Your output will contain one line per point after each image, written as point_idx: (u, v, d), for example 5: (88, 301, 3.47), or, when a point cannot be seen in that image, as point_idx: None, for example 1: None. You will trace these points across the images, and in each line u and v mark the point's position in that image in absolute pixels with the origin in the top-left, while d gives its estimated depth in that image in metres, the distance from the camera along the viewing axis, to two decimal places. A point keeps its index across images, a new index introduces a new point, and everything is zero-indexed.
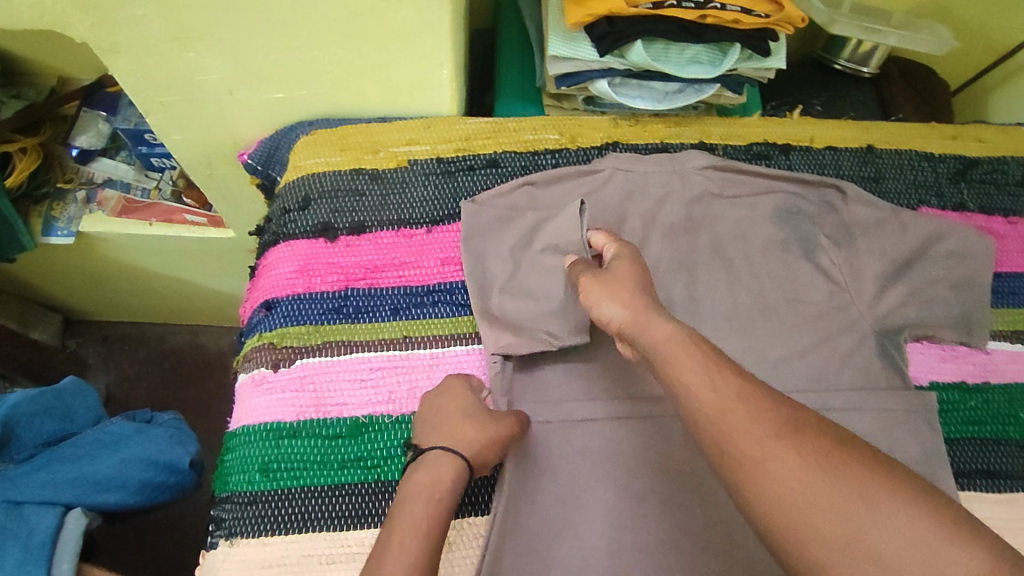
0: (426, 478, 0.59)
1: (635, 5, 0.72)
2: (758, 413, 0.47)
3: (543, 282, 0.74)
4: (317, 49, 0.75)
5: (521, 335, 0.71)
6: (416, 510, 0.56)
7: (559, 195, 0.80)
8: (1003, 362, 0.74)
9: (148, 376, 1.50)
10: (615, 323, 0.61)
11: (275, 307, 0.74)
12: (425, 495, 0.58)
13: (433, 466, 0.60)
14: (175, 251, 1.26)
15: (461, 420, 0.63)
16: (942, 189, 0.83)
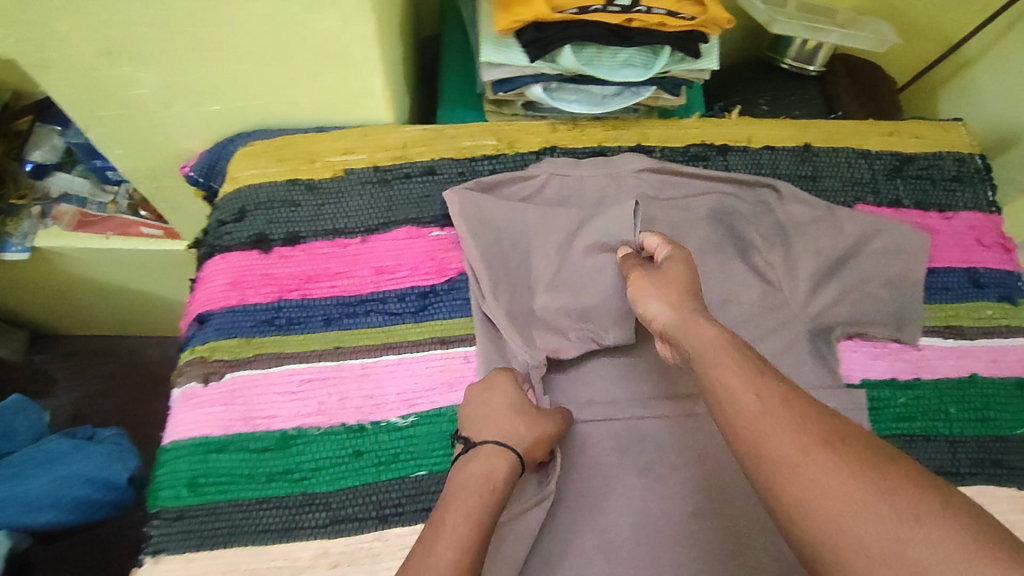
0: (479, 472, 0.60)
1: (561, 10, 0.71)
2: (800, 420, 0.47)
3: (587, 281, 0.75)
4: (245, 61, 0.74)
5: (570, 337, 0.74)
6: (468, 502, 0.57)
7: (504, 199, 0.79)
8: (934, 358, 0.75)
9: (116, 391, 1.46)
10: (660, 322, 0.64)
11: (208, 321, 0.74)
12: (473, 489, 0.58)
13: (488, 459, 0.61)
14: (134, 265, 1.24)
15: (512, 415, 0.64)
16: (879, 186, 0.83)
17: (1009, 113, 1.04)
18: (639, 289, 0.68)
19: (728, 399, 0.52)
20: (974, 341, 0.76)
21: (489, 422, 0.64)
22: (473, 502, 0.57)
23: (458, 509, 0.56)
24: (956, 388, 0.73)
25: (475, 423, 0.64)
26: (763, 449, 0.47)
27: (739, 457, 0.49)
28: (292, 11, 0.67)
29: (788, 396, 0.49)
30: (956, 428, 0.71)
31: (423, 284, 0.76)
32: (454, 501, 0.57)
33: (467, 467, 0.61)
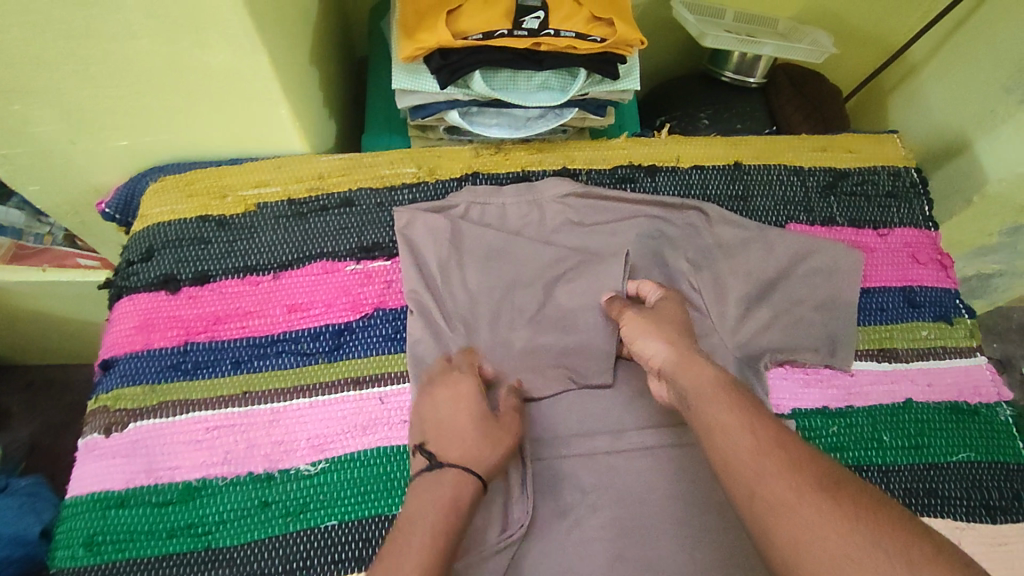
0: (445, 494, 0.56)
1: (465, 36, 0.68)
2: (797, 462, 0.49)
3: (565, 315, 0.74)
4: (142, 96, 0.71)
5: (543, 375, 0.72)
6: (428, 525, 0.53)
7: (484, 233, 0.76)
8: (866, 383, 0.72)
9: (78, 420, 1.30)
10: (656, 361, 0.63)
11: (113, 367, 0.71)
12: (432, 509, 0.54)
13: (456, 483, 0.57)
14: (79, 298, 1.14)
15: (476, 436, 0.61)
16: (811, 204, 0.81)
17: (949, 120, 0.99)
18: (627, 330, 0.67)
19: (722, 437, 0.53)
20: (909, 364, 0.73)
21: (452, 439, 0.61)
22: (432, 527, 0.53)
23: (420, 531, 0.52)
24: (889, 414, 0.70)
25: (441, 438, 0.61)
26: (757, 489, 0.48)
27: (736, 503, 0.50)
28: (180, 47, 0.64)
29: (781, 439, 0.51)
30: (890, 458, 0.68)
31: (338, 321, 0.73)
32: (412, 525, 0.53)
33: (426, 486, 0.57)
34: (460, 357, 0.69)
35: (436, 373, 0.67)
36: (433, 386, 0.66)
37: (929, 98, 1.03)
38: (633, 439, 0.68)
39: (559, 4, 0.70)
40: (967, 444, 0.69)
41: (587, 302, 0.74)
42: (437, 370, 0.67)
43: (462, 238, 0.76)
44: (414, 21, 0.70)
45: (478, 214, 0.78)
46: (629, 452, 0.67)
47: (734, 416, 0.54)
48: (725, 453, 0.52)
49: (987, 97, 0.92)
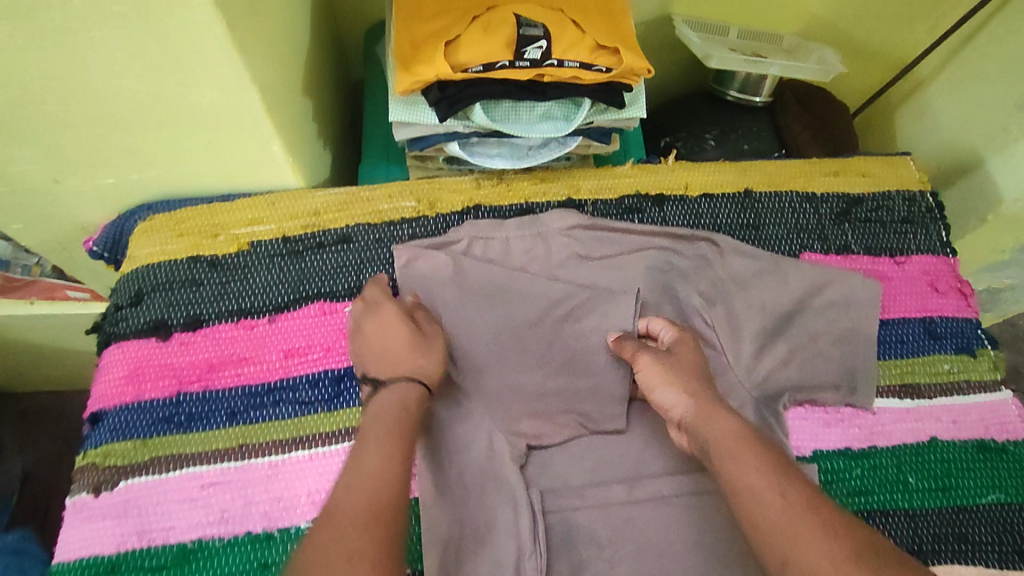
0: (392, 403, 0.58)
1: (464, 68, 0.65)
2: (833, 529, 0.46)
3: (574, 357, 0.71)
4: (128, 134, 0.67)
5: (553, 422, 0.69)
6: (379, 430, 0.55)
7: (488, 270, 0.73)
8: (889, 422, 0.70)
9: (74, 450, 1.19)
10: (677, 413, 0.61)
11: (102, 420, 0.67)
12: (381, 416, 0.56)
13: (401, 390, 0.59)
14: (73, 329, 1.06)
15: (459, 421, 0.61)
16: (825, 232, 0.78)
17: (959, 137, 0.96)
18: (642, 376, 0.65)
19: (749, 495, 0.50)
20: (932, 401, 0.71)
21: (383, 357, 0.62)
22: (382, 432, 0.55)
23: (372, 434, 0.54)
24: (914, 454, 0.68)
25: (376, 360, 0.62)
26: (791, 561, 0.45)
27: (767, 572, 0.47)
28: (166, 86, 0.61)
29: (815, 501, 0.48)
30: (917, 501, 0.66)
31: (337, 366, 0.70)
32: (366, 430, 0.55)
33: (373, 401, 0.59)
34: (372, 288, 0.68)
35: (359, 310, 0.66)
36: (360, 320, 0.65)
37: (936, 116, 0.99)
38: (648, 489, 0.66)
39: (561, 31, 0.66)
40: (997, 485, 0.67)
41: (596, 342, 0.71)
42: (361, 307, 0.66)
43: (463, 273, 0.73)
44: (409, 53, 0.67)
45: (481, 248, 0.75)
46: (644, 502, 0.65)
47: (762, 472, 0.51)
48: (751, 514, 0.49)
49: (1001, 116, 0.88)
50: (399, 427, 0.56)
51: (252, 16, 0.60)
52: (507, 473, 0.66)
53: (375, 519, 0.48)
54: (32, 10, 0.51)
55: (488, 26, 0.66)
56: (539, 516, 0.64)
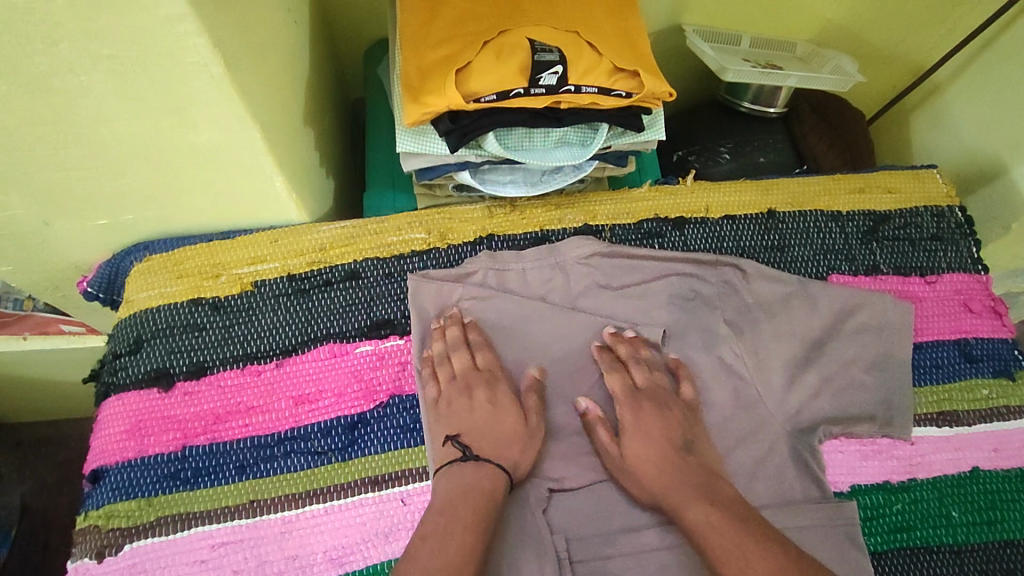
0: (485, 486, 0.59)
1: (477, 98, 0.61)
2: None
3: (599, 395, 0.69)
4: (121, 175, 0.62)
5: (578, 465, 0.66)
6: (467, 511, 0.57)
7: (511, 307, 0.71)
8: (928, 452, 0.67)
9: (76, 480, 1.14)
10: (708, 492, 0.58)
11: (103, 477, 0.64)
12: (470, 495, 0.58)
13: (494, 477, 0.60)
14: (72, 363, 1.01)
15: (510, 438, 0.64)
16: (852, 252, 0.75)
17: (979, 143, 0.91)
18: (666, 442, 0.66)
19: None
20: (972, 428, 0.68)
21: (486, 436, 0.63)
22: (470, 514, 0.56)
23: (457, 516, 0.56)
24: (956, 486, 0.65)
25: (475, 432, 0.64)
26: None
27: None
28: (161, 128, 0.57)
29: None
30: (962, 536, 0.63)
31: (350, 412, 0.66)
32: (454, 509, 0.57)
33: (455, 474, 0.60)
34: (483, 354, 0.68)
35: (468, 373, 0.66)
36: (468, 385, 0.66)
37: (954, 122, 0.95)
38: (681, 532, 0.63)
39: (577, 55, 0.63)
40: None
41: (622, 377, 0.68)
42: (469, 370, 0.67)
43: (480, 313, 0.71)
44: (417, 83, 0.63)
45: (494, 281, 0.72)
46: (678, 548, 0.62)
47: None
48: None
49: None
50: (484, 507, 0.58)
51: (249, 49, 0.56)
52: (531, 522, 0.62)
53: None
54: (15, 56, 0.47)
55: (501, 51, 0.62)
56: (565, 567, 0.61)
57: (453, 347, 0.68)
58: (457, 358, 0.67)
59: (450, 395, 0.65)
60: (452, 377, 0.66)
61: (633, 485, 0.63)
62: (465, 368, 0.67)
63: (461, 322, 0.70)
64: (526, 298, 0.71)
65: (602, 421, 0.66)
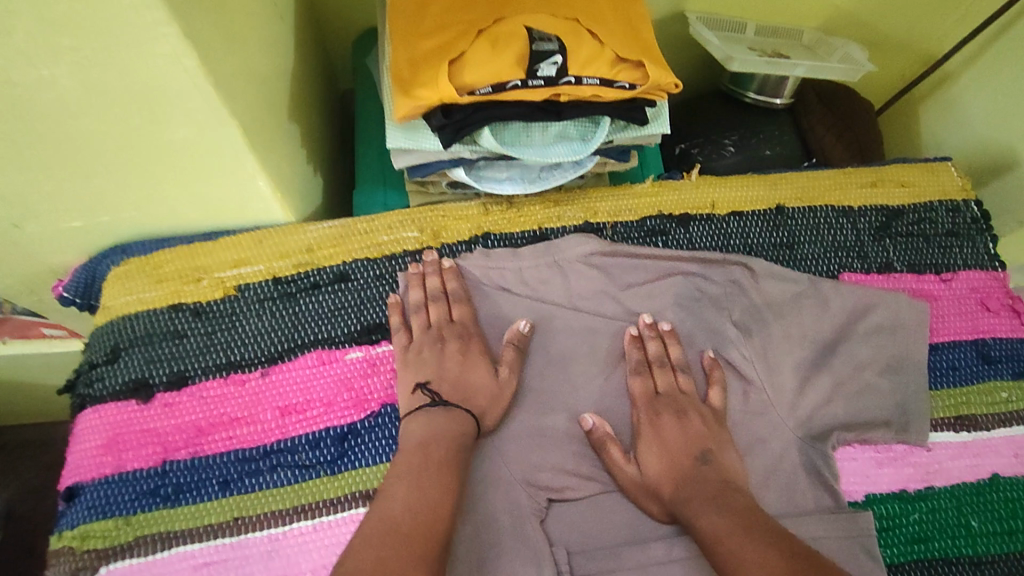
0: (454, 428, 0.59)
1: (471, 91, 0.57)
2: None
3: (601, 401, 0.66)
4: (93, 175, 0.58)
5: (580, 475, 0.63)
6: (442, 453, 0.56)
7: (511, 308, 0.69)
8: (946, 459, 0.64)
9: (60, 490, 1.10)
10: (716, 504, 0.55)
11: (78, 495, 0.60)
12: (440, 438, 0.57)
13: (462, 421, 0.59)
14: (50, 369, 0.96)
15: (483, 391, 0.63)
16: (865, 249, 0.72)
17: (991, 134, 0.88)
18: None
19: None
20: (990, 433, 0.65)
21: (455, 386, 0.62)
22: (444, 456, 0.55)
23: (430, 457, 0.55)
24: (975, 494, 0.63)
25: (445, 379, 0.63)
26: None
27: None
28: (133, 124, 0.53)
29: None
30: (982, 547, 0.61)
31: (340, 423, 0.63)
32: (427, 451, 0.55)
33: (426, 417, 0.59)
34: (459, 308, 0.67)
35: (444, 326, 0.66)
36: (441, 336, 0.65)
37: (964, 113, 0.92)
38: (688, 544, 0.59)
39: (578, 45, 0.59)
40: None
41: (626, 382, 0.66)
42: (444, 322, 0.66)
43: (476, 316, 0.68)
44: (408, 75, 0.59)
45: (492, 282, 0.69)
46: (686, 562, 0.59)
47: None
48: None
49: None
50: (458, 453, 0.57)
51: (226, 38, 0.52)
52: (530, 532, 0.59)
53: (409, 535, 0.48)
54: None
55: (496, 41, 0.59)
56: None
57: (433, 298, 0.67)
58: (434, 309, 0.67)
59: (423, 344, 0.65)
60: (426, 328, 0.66)
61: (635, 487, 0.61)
62: (440, 320, 0.66)
63: (441, 269, 0.69)
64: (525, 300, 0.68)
65: (612, 438, 0.63)
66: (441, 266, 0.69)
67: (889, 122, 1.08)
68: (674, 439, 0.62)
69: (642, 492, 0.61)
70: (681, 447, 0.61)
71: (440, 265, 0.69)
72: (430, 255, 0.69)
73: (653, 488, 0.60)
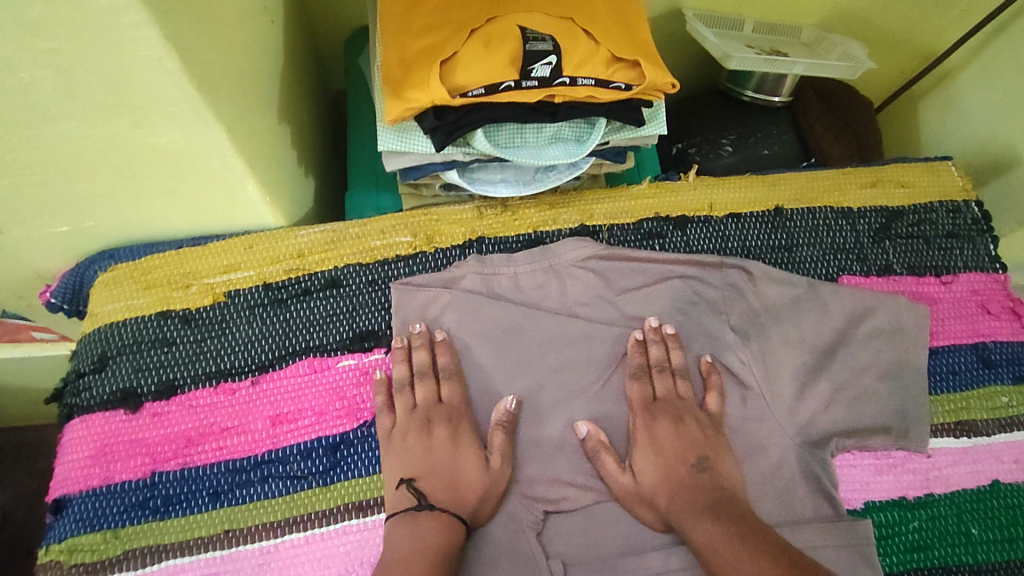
0: (439, 535, 0.55)
1: (464, 92, 0.56)
2: None
3: (597, 408, 0.65)
4: (76, 181, 0.57)
5: (577, 483, 0.62)
6: (423, 566, 0.52)
7: (500, 315, 0.66)
8: (945, 465, 0.63)
9: None
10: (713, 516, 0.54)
11: (66, 507, 0.59)
12: (423, 548, 0.54)
13: (449, 527, 0.56)
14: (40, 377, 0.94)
15: (472, 483, 0.59)
16: (864, 251, 0.71)
17: (992, 132, 0.87)
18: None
19: None
20: (990, 438, 0.64)
21: (443, 478, 0.59)
22: (426, 567, 0.52)
23: (411, 566, 0.52)
24: (975, 502, 0.62)
25: (432, 474, 0.59)
26: None
27: None
28: (116, 129, 0.51)
29: None
30: (981, 555, 0.60)
31: (332, 432, 0.62)
32: (407, 565, 0.52)
33: (411, 522, 0.56)
34: (448, 386, 0.64)
35: (430, 407, 0.63)
36: (428, 420, 0.62)
37: (965, 110, 0.91)
38: (686, 554, 0.58)
39: (573, 43, 0.58)
40: None
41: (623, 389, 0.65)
42: (432, 404, 0.63)
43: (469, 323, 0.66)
44: (399, 75, 0.58)
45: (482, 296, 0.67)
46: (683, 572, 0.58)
47: None
48: None
49: None
50: (442, 560, 0.53)
51: (211, 40, 0.51)
52: (525, 544, 0.59)
53: None
54: None
55: (489, 40, 0.57)
56: None
57: (420, 375, 0.64)
58: (421, 388, 0.63)
59: (409, 428, 0.62)
60: (412, 409, 0.63)
61: (631, 497, 0.60)
62: (427, 401, 0.63)
63: (431, 342, 0.65)
64: (521, 305, 0.67)
65: (605, 446, 0.62)
66: (430, 339, 0.65)
67: (889, 120, 1.07)
68: (672, 448, 0.61)
69: (639, 502, 0.60)
70: (678, 453, 0.60)
71: (429, 338, 0.65)
72: (417, 328, 0.65)
73: (649, 498, 0.59)
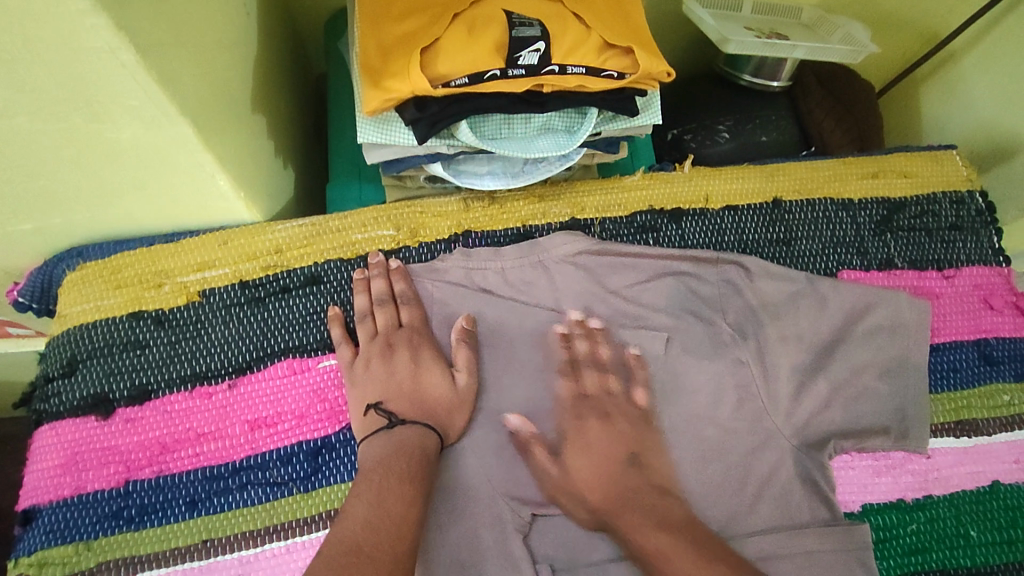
0: (415, 443, 0.55)
1: (446, 82, 0.53)
2: None
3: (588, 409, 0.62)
4: (37, 176, 0.53)
5: None
6: (402, 466, 0.53)
7: (485, 303, 0.64)
8: (945, 466, 0.62)
9: None
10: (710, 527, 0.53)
11: (35, 518, 0.57)
12: (401, 453, 0.54)
13: (422, 435, 0.56)
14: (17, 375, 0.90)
15: (442, 404, 0.59)
16: (865, 244, 0.69)
17: (998, 119, 0.84)
18: (663, 460, 0.61)
19: None
20: (991, 439, 0.63)
21: (411, 398, 0.59)
22: (405, 468, 0.52)
23: (392, 468, 0.52)
24: (974, 503, 0.61)
25: (400, 395, 0.59)
26: None
27: None
28: (74, 122, 0.48)
29: None
30: (980, 557, 0.60)
31: (313, 436, 0.60)
32: (386, 468, 0.52)
33: (384, 437, 0.56)
34: (408, 310, 0.63)
35: (391, 331, 0.62)
36: (390, 343, 0.61)
37: (969, 96, 0.88)
38: None
39: (562, 29, 0.55)
40: None
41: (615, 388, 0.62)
42: (392, 328, 0.62)
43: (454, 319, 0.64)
44: (379, 64, 0.54)
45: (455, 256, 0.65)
46: None
47: None
48: None
49: None
50: (421, 464, 0.54)
51: (172, 26, 0.47)
52: (514, 550, 0.56)
53: (366, 554, 0.45)
54: None
55: (474, 26, 0.54)
56: None
57: (379, 303, 0.63)
58: (381, 315, 0.62)
59: (371, 355, 0.60)
60: (373, 336, 0.62)
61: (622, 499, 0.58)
62: (388, 326, 0.62)
63: (388, 272, 0.64)
64: (508, 300, 0.65)
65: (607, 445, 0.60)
66: (387, 268, 0.64)
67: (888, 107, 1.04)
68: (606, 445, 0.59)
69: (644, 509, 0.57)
70: None
71: (387, 267, 0.64)
72: (375, 259, 0.64)
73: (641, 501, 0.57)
